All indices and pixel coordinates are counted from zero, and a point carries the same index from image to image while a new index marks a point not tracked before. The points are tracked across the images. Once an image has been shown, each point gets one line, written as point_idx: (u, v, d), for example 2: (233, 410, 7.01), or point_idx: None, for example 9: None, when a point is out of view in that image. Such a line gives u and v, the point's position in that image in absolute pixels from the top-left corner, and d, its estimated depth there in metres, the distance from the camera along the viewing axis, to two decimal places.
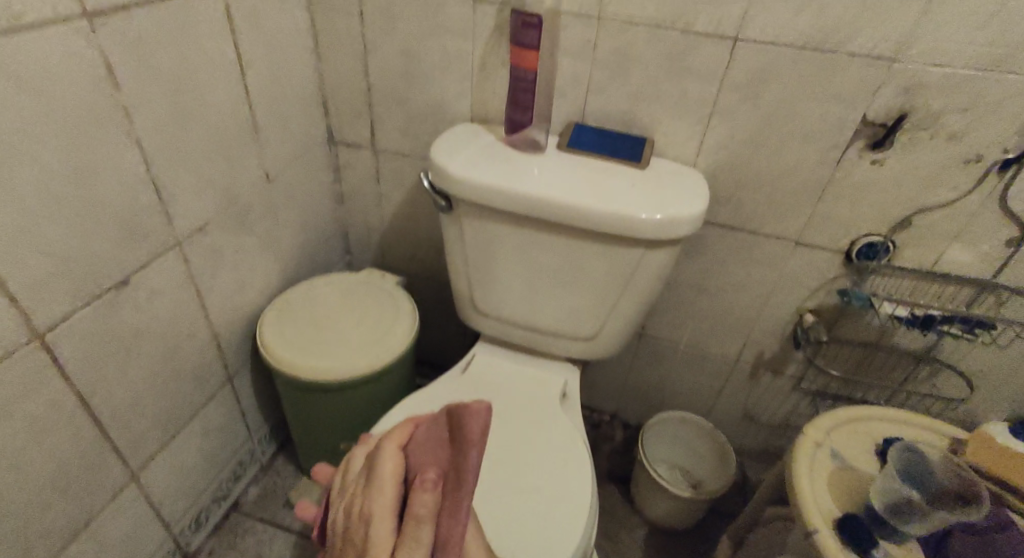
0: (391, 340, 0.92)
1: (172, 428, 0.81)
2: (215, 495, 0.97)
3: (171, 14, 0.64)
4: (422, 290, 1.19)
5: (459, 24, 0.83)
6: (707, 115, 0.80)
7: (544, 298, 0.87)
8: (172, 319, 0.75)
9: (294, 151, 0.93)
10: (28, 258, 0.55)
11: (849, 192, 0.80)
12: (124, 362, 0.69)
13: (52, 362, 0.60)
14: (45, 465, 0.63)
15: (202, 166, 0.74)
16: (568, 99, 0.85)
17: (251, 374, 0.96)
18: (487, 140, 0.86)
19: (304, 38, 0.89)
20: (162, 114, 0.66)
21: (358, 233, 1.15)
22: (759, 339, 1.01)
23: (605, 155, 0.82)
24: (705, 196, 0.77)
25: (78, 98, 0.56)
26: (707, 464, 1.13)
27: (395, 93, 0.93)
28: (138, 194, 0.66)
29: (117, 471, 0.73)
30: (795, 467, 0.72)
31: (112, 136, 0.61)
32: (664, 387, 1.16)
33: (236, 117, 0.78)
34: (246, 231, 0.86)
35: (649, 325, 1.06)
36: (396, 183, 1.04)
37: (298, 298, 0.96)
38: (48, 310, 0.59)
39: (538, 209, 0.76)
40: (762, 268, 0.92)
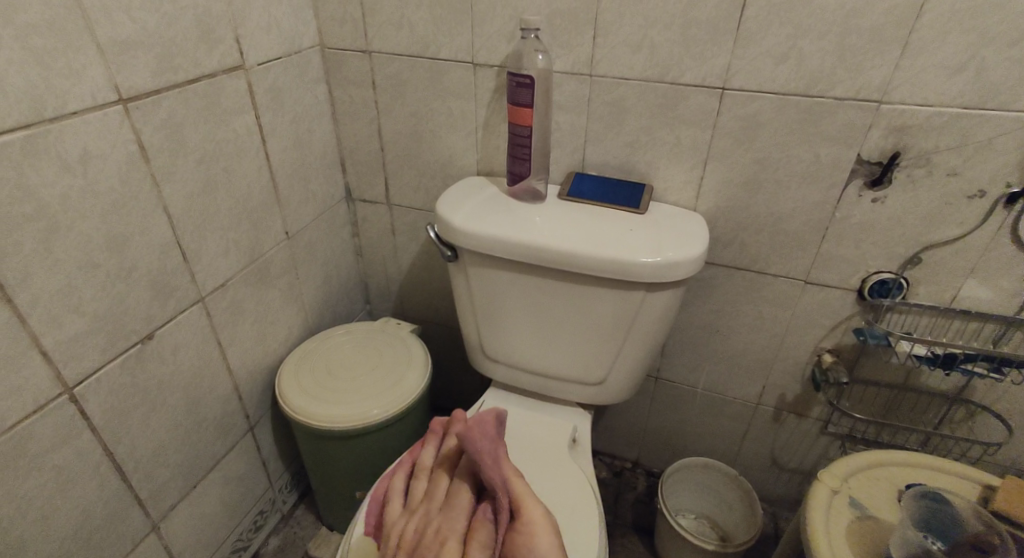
0: (404, 388, 0.94)
1: (193, 478, 0.84)
2: (236, 545, 0.98)
3: (200, 95, 0.71)
4: (438, 338, 1.22)
5: (462, 87, 0.88)
6: (702, 159, 0.81)
7: (551, 343, 0.88)
8: (194, 371, 0.79)
9: (313, 210, 0.99)
10: (65, 318, 0.60)
11: (854, 230, 0.79)
12: (149, 414, 0.73)
13: (81, 416, 0.64)
14: (72, 516, 0.65)
15: (225, 227, 0.79)
16: (566, 150, 0.88)
17: (271, 424, 1.00)
18: (491, 192, 0.89)
19: (322, 108, 0.96)
20: (190, 182, 0.72)
21: (377, 284, 1.19)
22: (779, 382, 0.98)
23: (603, 202, 0.84)
24: (704, 238, 0.78)
25: (114, 171, 0.62)
26: (735, 514, 1.08)
27: (405, 152, 0.99)
28: (165, 256, 0.70)
29: (139, 520, 0.75)
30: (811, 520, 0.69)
31: (144, 204, 0.66)
32: (684, 432, 1.13)
33: (258, 183, 0.84)
34: (267, 286, 0.91)
35: (664, 368, 1.05)
36: (410, 236, 1.08)
37: (317, 349, 1.00)
38: (78, 367, 0.62)
39: (539, 255, 0.77)
40: (774, 307, 0.90)
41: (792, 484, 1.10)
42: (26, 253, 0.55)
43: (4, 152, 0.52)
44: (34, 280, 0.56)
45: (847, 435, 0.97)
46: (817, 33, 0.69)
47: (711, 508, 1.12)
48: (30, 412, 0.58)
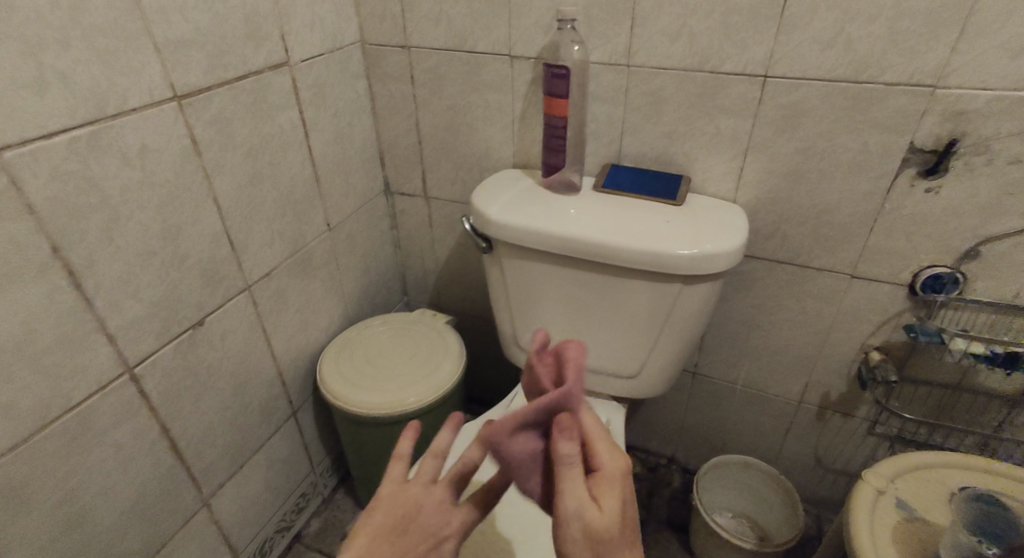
0: (439, 378, 0.95)
1: (240, 458, 0.88)
2: (280, 524, 1.03)
3: (247, 92, 0.74)
4: (473, 330, 1.24)
5: (498, 80, 0.89)
6: (743, 149, 0.79)
7: (585, 335, 0.87)
8: (242, 357, 0.83)
9: (354, 203, 1.02)
10: (125, 303, 0.63)
11: (904, 222, 0.76)
12: (200, 396, 0.77)
13: (139, 395, 0.68)
14: (131, 488, 0.69)
15: (271, 219, 0.82)
16: (602, 142, 0.87)
17: (312, 410, 1.03)
18: (526, 184, 0.89)
19: (362, 103, 0.98)
20: (237, 175, 0.75)
21: (414, 276, 1.21)
22: (822, 380, 0.95)
23: (640, 194, 0.83)
24: (743, 230, 0.76)
25: (169, 164, 0.65)
26: (775, 514, 1.06)
27: (443, 146, 1.00)
28: (215, 245, 0.74)
29: (191, 496, 0.79)
30: (852, 525, 0.66)
31: (196, 195, 0.69)
32: (722, 429, 1.11)
33: (301, 176, 0.87)
34: (309, 277, 0.94)
35: (701, 364, 1.03)
36: (446, 229, 1.10)
37: (356, 338, 1.03)
38: (137, 350, 0.66)
39: (573, 247, 0.77)
40: (818, 302, 0.87)
41: (836, 486, 1.06)
42: (91, 242, 0.58)
43: (72, 147, 0.55)
44: (98, 267, 0.60)
45: (896, 435, 0.93)
46: (867, 17, 0.66)
47: (749, 507, 1.09)
48: (94, 390, 0.62)
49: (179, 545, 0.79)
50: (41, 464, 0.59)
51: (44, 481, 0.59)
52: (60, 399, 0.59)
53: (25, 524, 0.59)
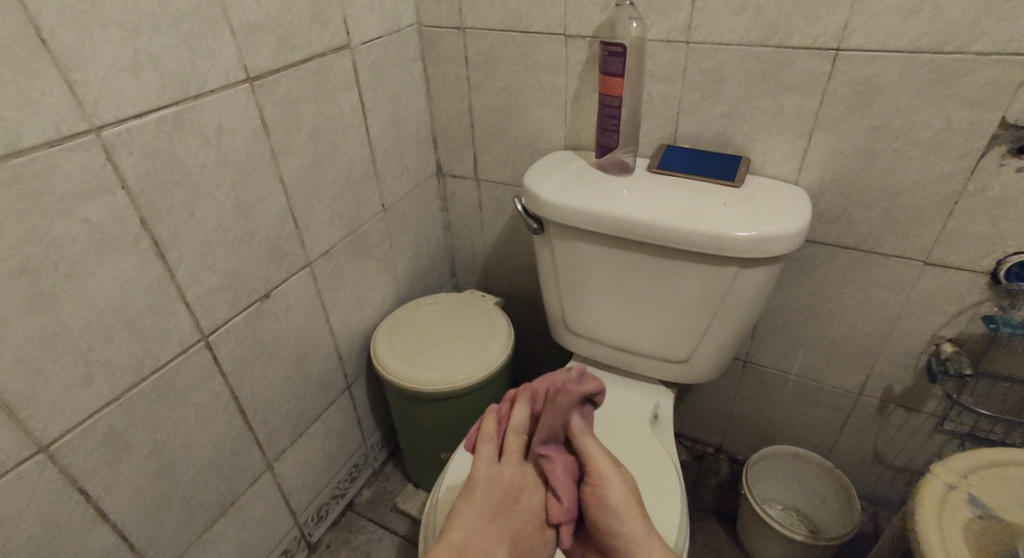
0: (488, 357, 0.97)
1: (301, 426, 0.92)
2: (334, 491, 1.08)
3: (313, 74, 0.76)
4: (520, 312, 1.25)
5: (553, 60, 0.88)
6: (808, 129, 0.76)
7: (635, 318, 0.87)
8: (303, 330, 0.87)
9: (407, 184, 1.04)
10: (203, 274, 0.67)
11: (985, 206, 0.72)
12: (266, 365, 0.81)
13: (213, 361, 0.72)
14: (206, 448, 0.74)
15: (331, 198, 0.85)
16: (658, 122, 0.86)
17: (366, 384, 1.07)
18: (577, 165, 0.89)
19: (418, 85, 1.00)
20: (302, 155, 0.78)
21: (463, 257, 1.23)
22: (885, 372, 0.91)
23: (697, 175, 0.81)
24: (806, 213, 0.74)
25: (243, 144, 0.68)
26: (828, 509, 1.03)
27: (494, 128, 1.01)
28: (280, 222, 0.77)
29: (257, 459, 0.84)
30: (919, 510, 0.65)
31: (266, 173, 0.73)
32: (774, 419, 1.08)
33: (360, 157, 0.90)
34: (366, 255, 0.97)
35: (754, 351, 1.01)
36: (497, 211, 1.11)
37: (407, 316, 1.06)
38: (212, 318, 0.70)
39: (626, 229, 0.76)
40: (884, 290, 0.83)
41: (895, 483, 1.02)
42: (174, 215, 0.62)
43: (159, 126, 0.58)
44: (179, 240, 0.64)
45: (967, 433, 0.89)
46: None
47: (799, 499, 1.07)
48: (176, 354, 0.67)
49: (246, 504, 0.84)
50: (136, 419, 0.64)
51: (137, 434, 0.64)
52: (149, 361, 0.64)
53: (123, 473, 0.64)
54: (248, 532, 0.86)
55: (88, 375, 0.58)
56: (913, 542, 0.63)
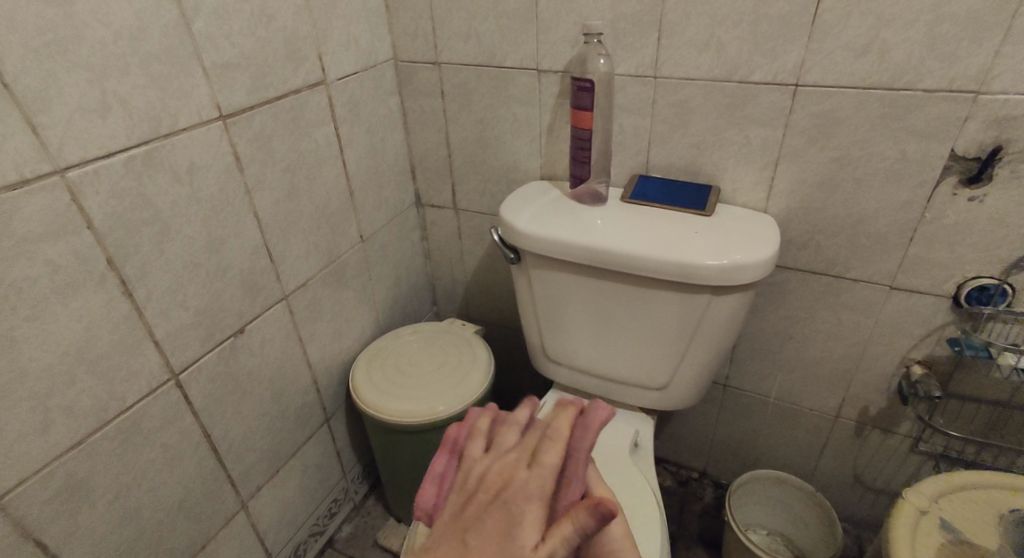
0: (468, 386, 0.97)
1: (277, 462, 0.90)
2: (313, 528, 1.05)
3: (286, 110, 0.77)
4: (502, 340, 1.25)
5: (526, 94, 0.90)
6: (774, 159, 0.78)
7: (613, 346, 0.87)
8: (279, 364, 0.86)
9: (385, 215, 1.04)
10: (174, 312, 0.67)
11: (945, 233, 0.74)
12: (240, 401, 0.80)
13: (184, 400, 0.71)
14: (177, 488, 0.72)
15: (307, 231, 0.85)
16: (630, 153, 0.88)
17: (345, 417, 1.06)
18: (553, 196, 0.90)
19: (395, 118, 1.01)
20: (277, 189, 0.78)
21: (444, 286, 1.23)
22: (860, 394, 0.92)
23: (668, 204, 0.82)
24: (774, 241, 0.75)
25: (215, 180, 0.68)
26: (811, 533, 1.02)
27: (471, 159, 1.02)
28: (255, 257, 0.77)
29: (231, 498, 0.82)
30: (891, 546, 0.64)
31: (239, 209, 0.73)
32: (756, 442, 1.09)
33: (337, 190, 0.90)
34: (343, 286, 0.97)
35: (733, 375, 1.02)
36: (476, 239, 1.12)
37: (387, 347, 1.05)
38: (183, 356, 0.69)
39: (600, 258, 0.77)
40: (854, 314, 0.85)
41: (877, 505, 1.03)
42: (143, 254, 0.62)
43: (128, 165, 0.58)
44: (149, 278, 0.63)
45: (941, 454, 0.89)
46: (902, 23, 0.65)
47: (783, 523, 1.07)
48: (144, 394, 0.66)
49: (219, 545, 0.82)
50: (100, 462, 0.62)
51: (102, 478, 0.63)
52: (114, 402, 0.62)
53: (85, 519, 0.62)
54: None
55: (50, 419, 0.57)
56: None
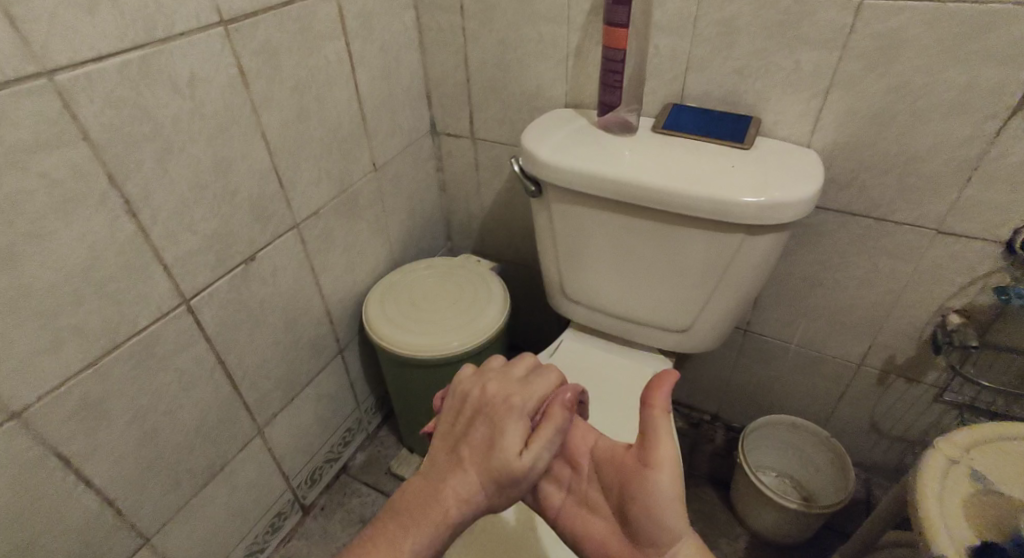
0: (483, 322, 0.95)
1: (291, 391, 0.90)
2: (328, 456, 1.07)
3: (294, 20, 0.71)
4: (518, 277, 1.22)
5: (554, 10, 0.83)
6: (824, 87, 0.72)
7: (635, 286, 0.84)
8: (292, 293, 0.84)
9: (400, 142, 0.99)
10: (182, 235, 0.64)
11: (1007, 174, 0.68)
12: (252, 330, 0.78)
13: (196, 326, 0.69)
14: (193, 413, 0.72)
15: (318, 156, 0.81)
16: (665, 78, 0.81)
17: (359, 350, 1.05)
18: (579, 125, 0.84)
19: (410, 36, 0.94)
20: (285, 109, 0.73)
21: (459, 221, 1.20)
22: (889, 342, 0.89)
23: (704, 136, 0.77)
24: (818, 177, 0.70)
25: (219, 95, 0.64)
26: (823, 477, 1.03)
27: (491, 83, 0.95)
28: (264, 181, 0.73)
29: (247, 424, 0.83)
30: (919, 489, 0.63)
31: (246, 128, 0.68)
32: (773, 387, 1.07)
33: (349, 112, 0.85)
34: (356, 216, 0.93)
35: (755, 320, 0.99)
36: (494, 171, 1.06)
37: (401, 280, 1.03)
38: (193, 281, 0.67)
39: (628, 193, 0.72)
40: (893, 259, 0.80)
41: (892, 453, 1.02)
42: (146, 171, 0.58)
43: (123, 72, 0.54)
44: (153, 198, 0.60)
45: (968, 405, 0.87)
46: None
47: (794, 467, 1.07)
48: (155, 318, 0.64)
49: (236, 468, 0.83)
50: (115, 384, 0.62)
51: (118, 399, 0.62)
52: (124, 325, 0.61)
53: (104, 438, 0.62)
54: (240, 496, 0.86)
55: (61, 338, 0.55)
56: (915, 523, 0.61)
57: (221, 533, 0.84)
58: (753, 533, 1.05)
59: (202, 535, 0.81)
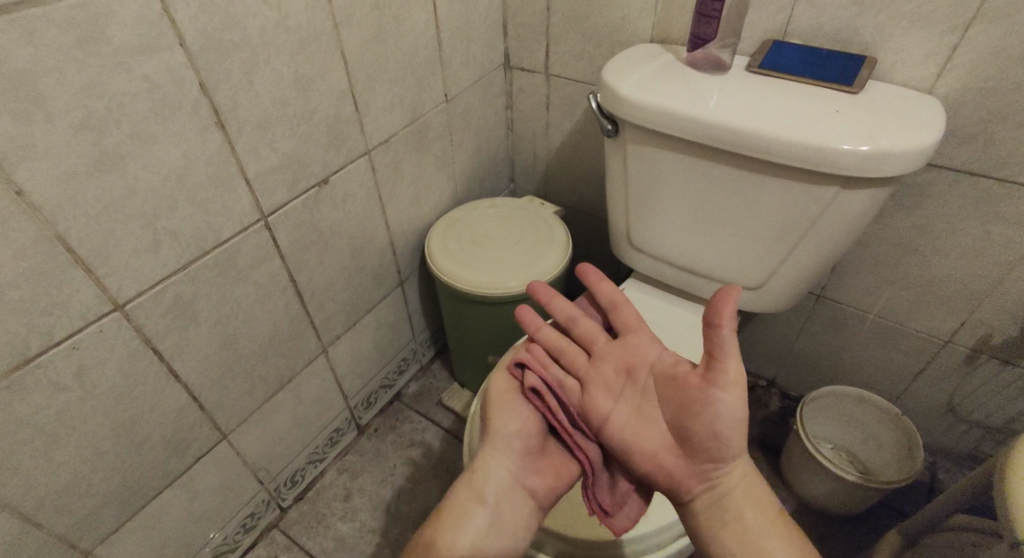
0: (544, 264, 0.94)
1: (354, 316, 0.93)
2: (384, 381, 1.11)
3: None
4: (580, 224, 1.19)
5: None
6: (962, 23, 0.63)
7: (708, 238, 0.80)
8: (360, 220, 0.85)
9: (472, 74, 0.96)
10: (263, 151, 0.65)
11: None
12: (322, 252, 0.80)
13: (272, 243, 0.71)
14: (266, 325, 0.76)
15: (393, 81, 0.80)
16: (768, 11, 0.74)
17: (418, 283, 1.07)
18: (664, 61, 0.79)
19: None
20: (365, 28, 0.72)
21: (524, 161, 1.17)
22: (986, 318, 0.82)
23: (806, 78, 0.70)
24: (936, 128, 0.63)
25: (303, 10, 0.63)
26: (886, 454, 0.98)
27: (574, 14, 0.90)
28: (341, 103, 0.73)
29: (313, 342, 0.86)
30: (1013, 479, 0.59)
31: (327, 47, 0.68)
32: (841, 358, 1.02)
33: (426, 38, 0.83)
34: (426, 148, 0.93)
35: (831, 285, 0.93)
36: (566, 110, 1.02)
37: (464, 217, 1.03)
38: (271, 198, 0.69)
39: (714, 135, 0.68)
40: (1009, 227, 0.73)
41: (966, 436, 0.97)
42: (235, 82, 0.59)
43: None
44: (239, 111, 0.61)
45: None
46: None
47: (854, 441, 1.03)
48: (237, 231, 0.66)
49: (302, 382, 0.87)
50: (202, 289, 0.65)
51: (203, 303, 0.66)
52: (211, 234, 0.63)
53: (191, 340, 0.66)
54: (305, 408, 0.91)
55: (156, 241, 0.58)
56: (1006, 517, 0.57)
57: (287, 440, 0.90)
58: (801, 501, 1.02)
59: (270, 440, 0.86)
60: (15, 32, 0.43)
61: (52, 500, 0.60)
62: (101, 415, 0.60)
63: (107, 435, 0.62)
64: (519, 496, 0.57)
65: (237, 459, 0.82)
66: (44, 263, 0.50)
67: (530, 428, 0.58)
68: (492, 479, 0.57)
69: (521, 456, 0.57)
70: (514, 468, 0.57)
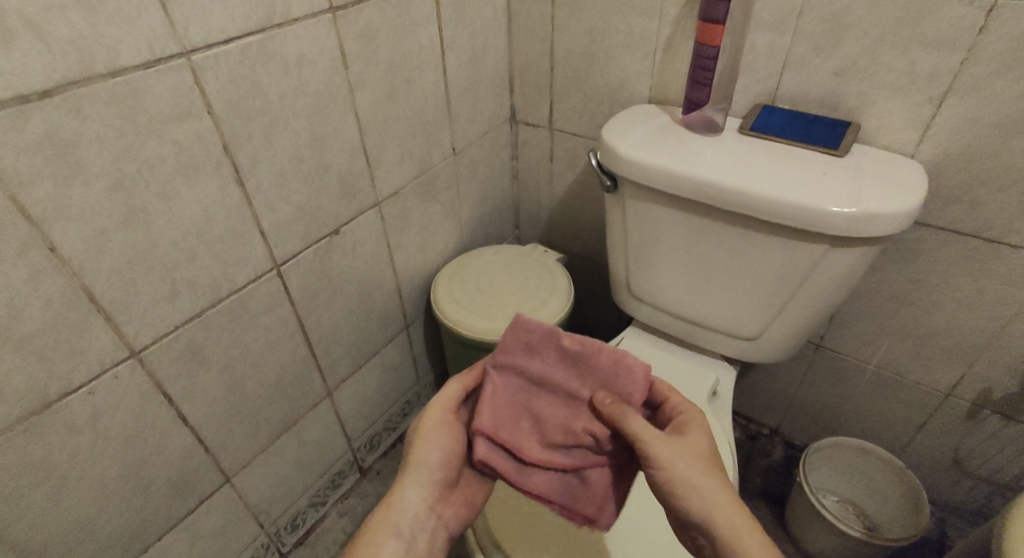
0: (546, 312, 0.96)
1: (359, 359, 0.95)
2: (387, 423, 1.12)
3: (394, 6, 0.74)
4: (583, 271, 1.22)
5: (646, 3, 0.82)
6: (941, 92, 0.67)
7: (704, 290, 0.83)
8: (368, 267, 0.88)
9: (479, 129, 1.01)
10: (279, 204, 0.69)
11: None
12: (331, 298, 0.83)
13: (283, 289, 0.74)
14: (274, 369, 0.78)
15: (403, 137, 0.84)
16: (758, 77, 0.78)
17: (424, 326, 1.09)
18: (661, 121, 0.83)
19: (499, 24, 0.95)
20: (378, 90, 0.77)
21: (529, 209, 1.21)
22: (984, 372, 0.83)
23: (796, 141, 0.74)
24: (920, 191, 0.66)
25: (322, 76, 0.68)
26: (891, 508, 0.98)
27: (576, 74, 0.95)
28: (353, 158, 0.77)
29: (319, 386, 0.88)
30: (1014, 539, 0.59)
31: (343, 109, 0.72)
32: (842, 408, 1.02)
33: (436, 98, 0.88)
34: (433, 198, 0.97)
35: (830, 336, 0.95)
36: (569, 163, 1.07)
37: (469, 263, 1.06)
38: (285, 247, 0.72)
39: (707, 194, 0.71)
40: (1001, 284, 0.75)
41: (972, 491, 0.96)
42: (255, 142, 0.63)
43: (245, 52, 0.58)
44: (258, 168, 0.65)
45: None
46: None
47: (858, 494, 1.02)
48: (251, 279, 0.70)
49: (306, 425, 0.89)
50: (214, 335, 0.68)
51: (215, 348, 0.68)
52: (225, 283, 0.67)
53: (202, 383, 0.69)
54: (308, 451, 0.92)
55: (174, 290, 0.61)
56: None
57: (289, 483, 0.91)
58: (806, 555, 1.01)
59: (272, 482, 0.87)
60: (63, 107, 0.47)
61: (58, 542, 0.61)
62: (110, 458, 0.62)
63: (115, 477, 0.64)
64: (431, 526, 0.56)
65: (239, 502, 0.82)
66: (69, 311, 0.53)
67: (453, 458, 0.57)
68: (409, 513, 0.55)
69: (438, 486, 0.56)
70: (433, 497, 0.56)
